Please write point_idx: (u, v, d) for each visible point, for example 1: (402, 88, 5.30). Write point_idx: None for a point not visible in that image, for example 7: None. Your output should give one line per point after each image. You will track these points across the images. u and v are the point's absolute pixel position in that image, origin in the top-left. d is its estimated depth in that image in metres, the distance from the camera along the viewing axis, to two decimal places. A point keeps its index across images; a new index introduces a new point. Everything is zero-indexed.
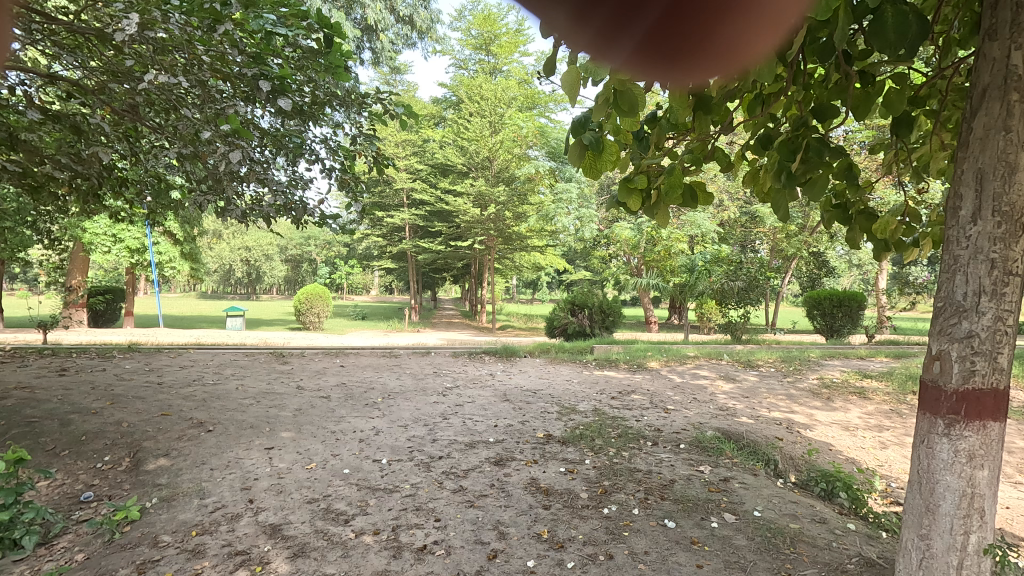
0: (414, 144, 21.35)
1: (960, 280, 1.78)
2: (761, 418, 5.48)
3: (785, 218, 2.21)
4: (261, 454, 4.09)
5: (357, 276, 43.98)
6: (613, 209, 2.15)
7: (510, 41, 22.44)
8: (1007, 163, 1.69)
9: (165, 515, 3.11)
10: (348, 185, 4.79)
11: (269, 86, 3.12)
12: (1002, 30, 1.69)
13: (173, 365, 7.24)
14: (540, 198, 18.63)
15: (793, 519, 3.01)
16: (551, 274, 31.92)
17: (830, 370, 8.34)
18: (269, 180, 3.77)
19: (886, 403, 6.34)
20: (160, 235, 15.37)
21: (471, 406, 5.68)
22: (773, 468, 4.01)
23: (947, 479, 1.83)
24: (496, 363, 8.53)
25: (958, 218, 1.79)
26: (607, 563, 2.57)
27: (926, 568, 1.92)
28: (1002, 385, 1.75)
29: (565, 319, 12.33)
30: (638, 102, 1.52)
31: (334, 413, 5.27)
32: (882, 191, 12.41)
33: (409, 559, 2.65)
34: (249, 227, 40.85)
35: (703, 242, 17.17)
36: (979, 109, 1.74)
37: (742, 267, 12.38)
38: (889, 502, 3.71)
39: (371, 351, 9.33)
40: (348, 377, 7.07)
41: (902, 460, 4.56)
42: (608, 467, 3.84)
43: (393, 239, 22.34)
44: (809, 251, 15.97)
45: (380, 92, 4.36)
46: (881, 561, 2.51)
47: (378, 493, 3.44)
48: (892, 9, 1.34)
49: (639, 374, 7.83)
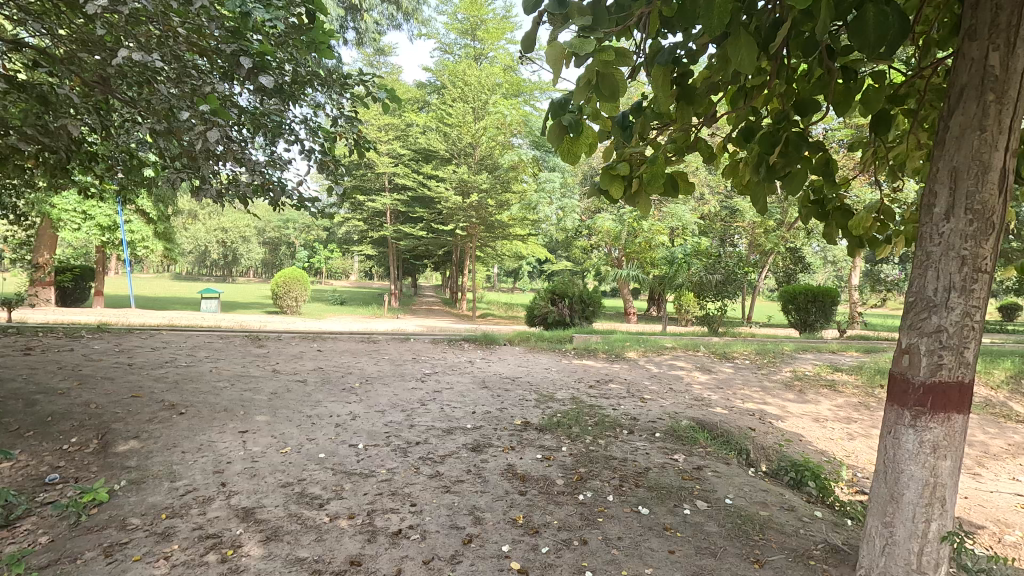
0: (397, 128, 21.07)
1: (932, 276, 1.82)
2: (735, 409, 5.59)
3: (763, 211, 2.21)
4: (235, 437, 4.03)
5: (337, 260, 43.76)
6: (594, 196, 2.10)
7: (497, 26, 22.23)
8: (981, 162, 1.72)
9: (134, 498, 3.05)
10: (329, 168, 4.61)
11: (247, 62, 3.01)
12: (981, 31, 1.71)
13: (144, 346, 7.07)
14: (523, 187, 18.65)
15: (763, 507, 3.07)
16: (535, 264, 32.07)
17: (803, 364, 8.51)
18: (249, 160, 3.69)
19: (855, 396, 6.54)
20: (132, 213, 14.95)
21: (450, 392, 5.68)
22: (745, 457, 4.11)
23: (911, 468, 1.89)
24: (474, 351, 8.54)
25: (932, 215, 1.83)
26: (581, 548, 2.60)
27: (888, 553, 1.99)
28: (968, 378, 1.80)
29: (546, 308, 12.41)
30: (621, 88, 1.45)
31: (310, 397, 5.22)
32: (858, 190, 12.70)
33: (383, 544, 2.64)
34: (226, 209, 40.13)
35: (684, 234, 17.27)
36: (956, 108, 1.77)
37: (721, 261, 12.53)
38: (855, 491, 3.83)
39: (350, 335, 9.26)
40: (325, 361, 7.01)
41: (868, 451, 4.72)
42: (585, 454, 3.89)
43: (375, 223, 22.03)
44: (786, 246, 16.32)
45: (363, 73, 4.20)
46: (845, 547, 2.60)
47: (354, 478, 3.42)
48: (874, 9, 1.35)
49: (617, 363, 7.93)
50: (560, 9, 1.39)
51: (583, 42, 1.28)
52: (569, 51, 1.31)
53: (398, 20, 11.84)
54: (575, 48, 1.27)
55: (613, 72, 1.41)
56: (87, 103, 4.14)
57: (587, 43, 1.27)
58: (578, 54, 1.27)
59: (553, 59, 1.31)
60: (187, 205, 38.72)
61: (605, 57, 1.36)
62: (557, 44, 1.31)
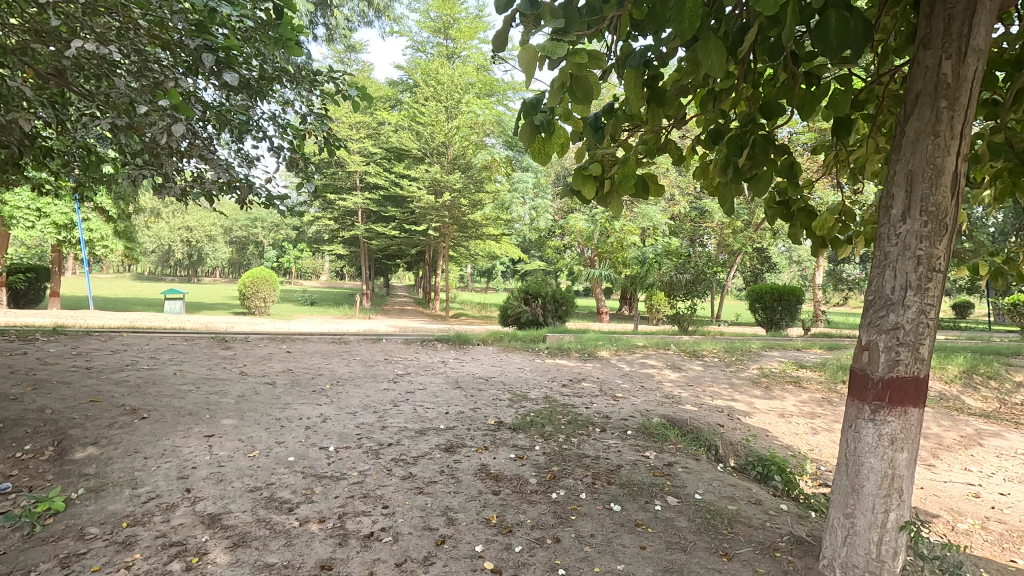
0: (369, 126, 20.81)
1: (889, 276, 1.89)
2: (704, 405, 5.70)
3: (731, 212, 2.25)
4: (200, 442, 3.92)
5: (307, 259, 42.99)
6: (567, 196, 2.12)
7: (470, 25, 22.16)
8: (935, 166, 1.79)
9: (93, 507, 2.94)
10: (299, 165, 4.53)
11: (212, 57, 2.93)
12: (935, 40, 1.77)
13: (104, 349, 6.82)
14: (496, 187, 18.64)
15: (731, 501, 3.14)
16: (508, 263, 32.11)
17: (769, 361, 8.73)
18: (215, 157, 3.59)
19: (818, 392, 6.74)
20: (90, 211, 14.41)
21: (423, 393, 5.65)
22: (714, 453, 4.19)
23: (871, 460, 1.96)
24: (447, 351, 8.50)
25: (890, 217, 1.90)
26: (553, 547, 2.62)
27: (850, 543, 2.06)
28: (923, 373, 1.87)
29: (519, 308, 12.44)
30: (593, 90, 1.46)
31: (279, 399, 5.12)
32: (822, 192, 13.08)
33: (354, 547, 2.61)
34: (191, 207, 39.00)
35: (655, 234, 17.50)
36: (911, 114, 1.84)
37: (690, 261, 12.76)
38: (818, 484, 3.95)
39: (320, 336, 9.11)
40: (295, 363, 6.88)
41: (831, 445, 4.87)
42: (558, 453, 3.91)
43: (346, 223, 21.71)
44: (753, 246, 16.72)
45: (333, 70, 4.14)
46: (809, 538, 2.68)
47: (324, 481, 3.36)
48: (836, 15, 1.39)
49: (589, 362, 8.00)
50: (533, 10, 1.40)
51: (556, 45, 1.28)
52: (542, 53, 1.31)
53: (370, 16, 11.63)
54: (548, 50, 1.28)
55: (586, 75, 1.42)
56: (41, 96, 3.96)
57: (560, 45, 1.28)
58: (551, 56, 1.28)
59: (526, 61, 1.31)
60: (149, 202, 37.50)
61: (578, 59, 1.37)
62: (530, 46, 1.31)
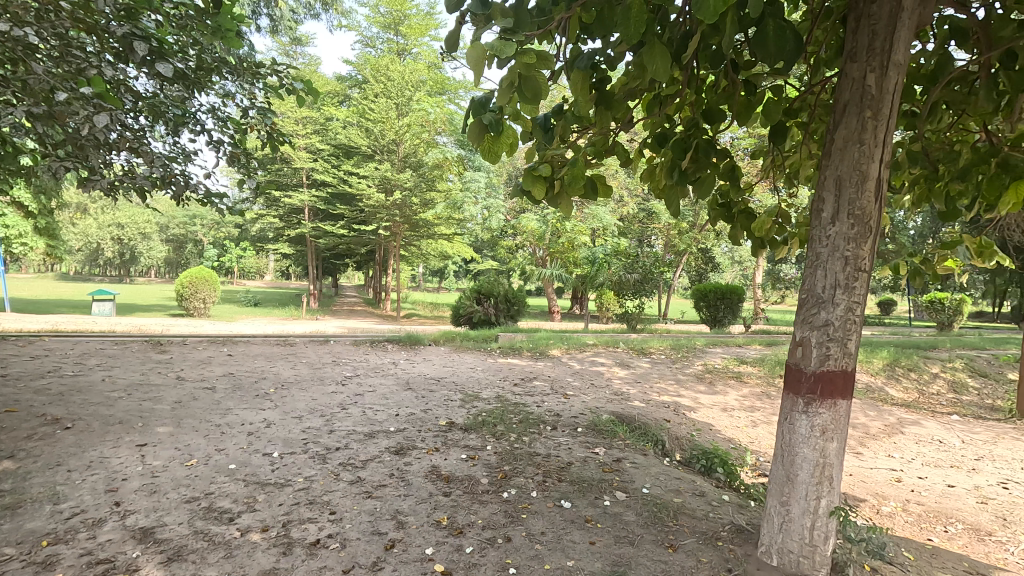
0: (316, 122, 20.25)
1: (821, 275, 1.99)
2: (651, 401, 5.86)
3: (676, 213, 2.32)
4: (131, 452, 3.70)
5: (250, 258, 41.37)
6: (517, 196, 2.13)
7: (420, 22, 21.91)
8: (860, 172, 1.91)
9: (8, 526, 2.72)
10: (240, 161, 4.34)
11: (143, 46, 2.77)
12: (860, 53, 1.89)
13: (22, 355, 6.32)
14: (448, 186, 18.49)
15: (677, 494, 3.24)
16: (460, 263, 31.97)
17: (712, 357, 9.07)
18: (147, 150, 3.40)
19: (758, 386, 7.07)
20: (6, 206, 13.34)
21: (373, 395, 5.54)
22: (660, 448, 4.32)
23: (804, 450, 2.06)
24: (398, 352, 8.38)
25: (821, 219, 2.00)
26: (504, 546, 2.62)
27: (785, 529, 2.17)
28: (850, 366, 1.99)
29: (471, 308, 12.41)
30: (542, 90, 1.48)
31: (220, 404, 4.90)
32: (761, 195, 13.69)
33: (299, 556, 2.53)
34: (122, 203, 36.77)
35: (605, 234, 17.84)
36: (840, 123, 1.94)
37: (638, 261, 13.09)
38: (757, 474, 4.14)
39: (264, 338, 8.78)
40: (237, 366, 6.60)
41: (769, 436, 5.11)
42: (509, 452, 3.92)
43: (292, 221, 21.04)
44: (697, 247, 17.32)
45: (277, 63, 3.99)
46: (748, 527, 2.80)
47: (268, 488, 3.24)
48: (773, 24, 1.46)
49: (541, 361, 8.07)
50: (482, 9, 1.40)
51: (504, 44, 1.28)
52: (490, 52, 1.31)
53: (316, 9, 11.19)
54: (496, 49, 1.27)
55: (535, 75, 1.43)
56: None
57: (509, 45, 1.28)
58: (500, 55, 1.28)
59: (475, 59, 1.31)
60: (75, 197, 35.08)
61: (527, 59, 1.37)
62: (479, 44, 1.30)
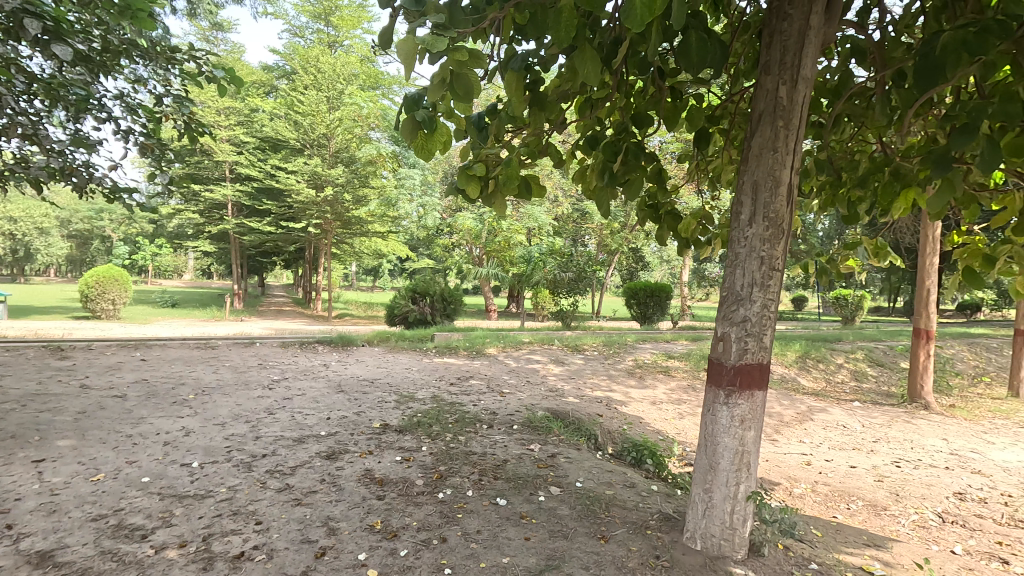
0: (240, 113, 19.21)
1: (739, 273, 2.12)
2: (585, 397, 6.01)
3: (607, 213, 2.39)
4: (26, 469, 3.36)
5: (166, 255, 38.64)
6: (452, 195, 2.11)
7: (352, 14, 21.30)
8: (774, 178, 2.04)
9: None
10: (153, 152, 4.05)
11: (36, 24, 2.51)
12: (774, 66, 2.02)
13: None
14: (381, 183, 18.09)
15: (608, 486, 3.35)
16: (395, 262, 31.38)
17: (642, 353, 9.41)
18: (42, 138, 3.09)
19: (684, 380, 7.41)
20: None
21: (302, 399, 5.33)
22: (593, 442, 4.43)
23: (725, 439, 2.18)
24: (329, 353, 8.12)
25: (739, 221, 2.13)
26: (439, 547, 2.60)
27: (708, 515, 2.29)
28: (766, 359, 2.13)
29: (406, 307, 12.21)
30: (475, 88, 1.47)
31: (131, 413, 4.55)
32: (687, 197, 14.34)
33: (221, 570, 2.40)
34: (14, 195, 33.31)
35: (540, 233, 18.05)
36: (756, 131, 2.07)
37: (572, 260, 13.36)
38: (683, 464, 4.34)
39: (181, 341, 8.23)
40: (151, 372, 6.15)
41: (694, 427, 5.37)
42: (444, 452, 3.89)
43: (213, 216, 19.86)
44: (629, 246, 17.90)
45: (195, 50, 3.75)
46: (675, 514, 2.93)
47: (186, 501, 3.05)
48: (695, 35, 1.53)
49: (477, 360, 8.07)
50: (414, 5, 1.37)
51: (436, 40, 1.27)
52: (422, 47, 1.29)
53: None
54: (428, 44, 1.26)
55: (467, 73, 1.43)
56: None
57: (441, 41, 1.27)
58: (431, 50, 1.26)
59: (406, 54, 1.29)
60: None
61: (459, 56, 1.37)
62: (410, 38, 1.28)
